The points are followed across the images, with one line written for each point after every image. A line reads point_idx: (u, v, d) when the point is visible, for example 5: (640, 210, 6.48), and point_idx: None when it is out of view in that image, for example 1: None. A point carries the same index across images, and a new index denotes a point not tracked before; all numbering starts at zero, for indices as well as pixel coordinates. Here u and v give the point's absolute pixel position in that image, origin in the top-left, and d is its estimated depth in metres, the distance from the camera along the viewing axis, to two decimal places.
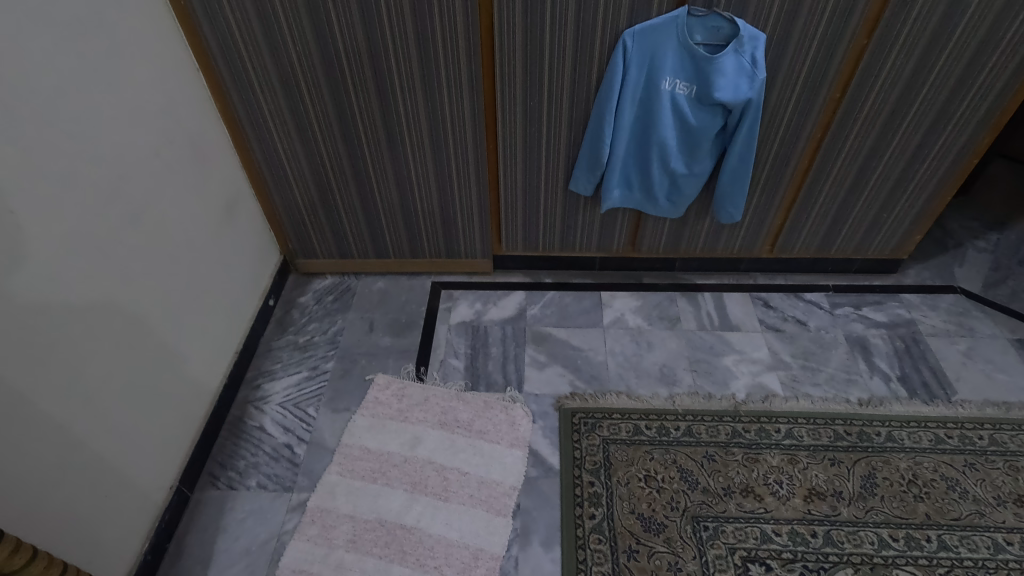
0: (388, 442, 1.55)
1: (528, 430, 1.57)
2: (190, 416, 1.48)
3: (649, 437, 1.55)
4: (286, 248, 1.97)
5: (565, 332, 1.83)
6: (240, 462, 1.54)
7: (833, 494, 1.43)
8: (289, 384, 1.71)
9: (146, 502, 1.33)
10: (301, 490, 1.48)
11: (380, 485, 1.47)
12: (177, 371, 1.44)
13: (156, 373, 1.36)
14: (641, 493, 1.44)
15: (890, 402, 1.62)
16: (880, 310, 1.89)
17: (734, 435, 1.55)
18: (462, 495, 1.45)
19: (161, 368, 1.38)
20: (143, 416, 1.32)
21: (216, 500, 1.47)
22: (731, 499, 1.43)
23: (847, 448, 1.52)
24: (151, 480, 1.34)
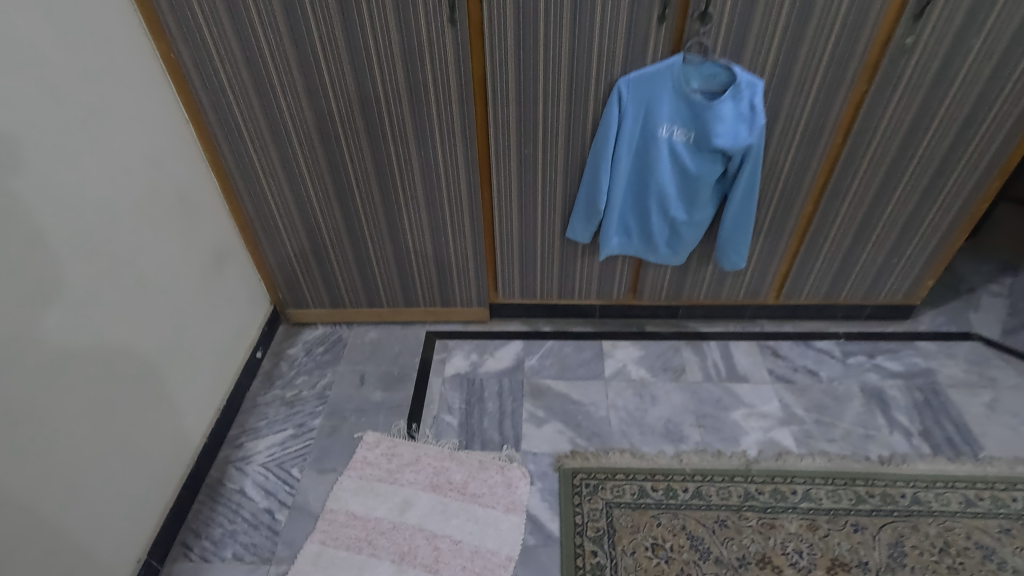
0: (376, 507, 1.45)
1: (526, 492, 1.47)
2: (164, 480, 1.39)
3: (655, 499, 1.45)
4: (276, 297, 1.91)
5: (565, 385, 1.75)
6: (216, 530, 1.43)
7: (858, 565, 1.31)
8: (273, 443, 1.61)
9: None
10: (280, 561, 1.36)
11: (365, 555, 1.36)
12: (153, 433, 1.35)
13: (130, 437, 1.27)
14: (649, 564, 1.33)
15: (913, 460, 1.52)
16: (895, 359, 1.80)
17: (746, 499, 1.44)
18: (453, 566, 1.33)
19: (137, 430, 1.29)
20: (113, 482, 1.23)
21: (187, 573, 1.35)
22: (746, 571, 1.31)
23: (870, 512, 1.41)
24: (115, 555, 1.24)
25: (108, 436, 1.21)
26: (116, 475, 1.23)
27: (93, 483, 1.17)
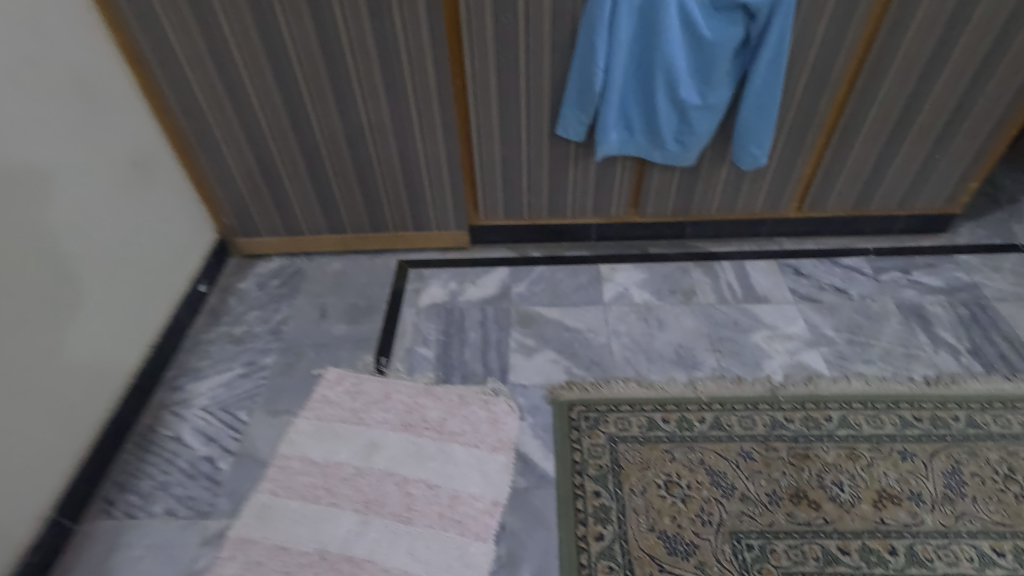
0: (337, 451, 1.22)
1: (514, 428, 1.25)
2: (75, 426, 1.14)
3: (667, 432, 1.23)
4: (220, 225, 1.63)
5: (558, 312, 1.51)
6: (145, 482, 1.19)
7: (910, 497, 1.10)
8: (217, 383, 1.37)
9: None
10: (220, 516, 1.13)
11: (323, 506, 1.13)
12: (55, 375, 1.09)
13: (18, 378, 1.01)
14: (662, 504, 1.11)
15: (964, 379, 1.30)
16: (933, 274, 1.57)
17: (772, 428, 1.22)
18: (429, 515, 1.11)
19: (29, 370, 1.04)
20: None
21: (108, 533, 1.11)
22: (778, 508, 1.10)
23: (919, 438, 1.20)
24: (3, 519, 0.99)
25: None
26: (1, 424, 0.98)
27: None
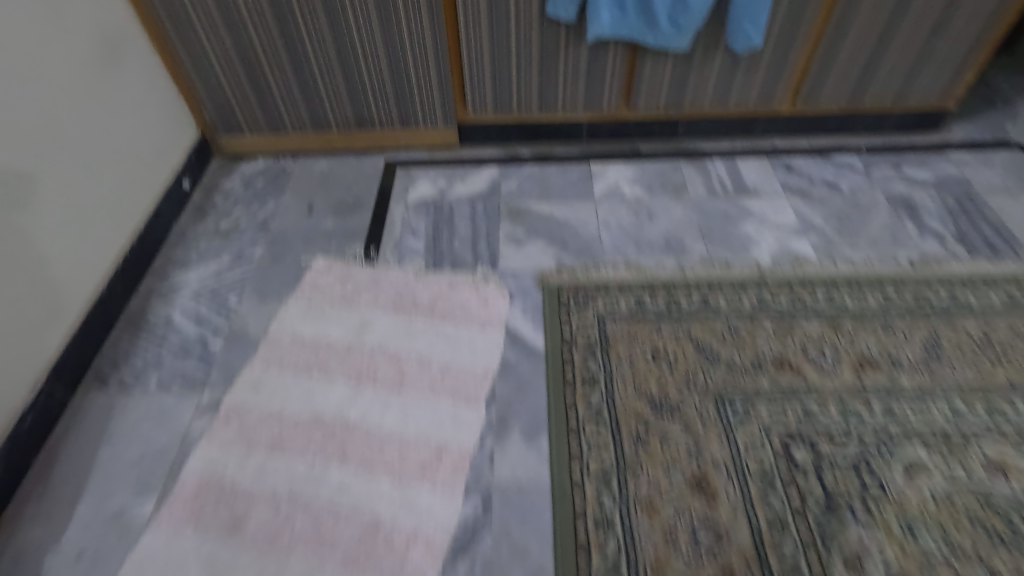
0: (329, 329, 1.22)
1: (504, 308, 1.26)
2: (69, 297, 1.14)
3: (655, 310, 1.24)
4: (202, 121, 1.58)
5: (549, 205, 1.50)
6: (137, 360, 1.19)
7: (889, 362, 1.13)
8: (206, 272, 1.36)
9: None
10: (215, 388, 1.14)
11: (316, 378, 1.14)
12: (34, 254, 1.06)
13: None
14: (649, 371, 1.14)
15: (949, 261, 1.32)
16: (924, 169, 1.57)
17: (758, 306, 1.24)
18: (421, 383, 1.13)
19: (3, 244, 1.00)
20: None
21: (102, 403, 1.12)
22: (762, 374, 1.12)
23: (901, 311, 1.22)
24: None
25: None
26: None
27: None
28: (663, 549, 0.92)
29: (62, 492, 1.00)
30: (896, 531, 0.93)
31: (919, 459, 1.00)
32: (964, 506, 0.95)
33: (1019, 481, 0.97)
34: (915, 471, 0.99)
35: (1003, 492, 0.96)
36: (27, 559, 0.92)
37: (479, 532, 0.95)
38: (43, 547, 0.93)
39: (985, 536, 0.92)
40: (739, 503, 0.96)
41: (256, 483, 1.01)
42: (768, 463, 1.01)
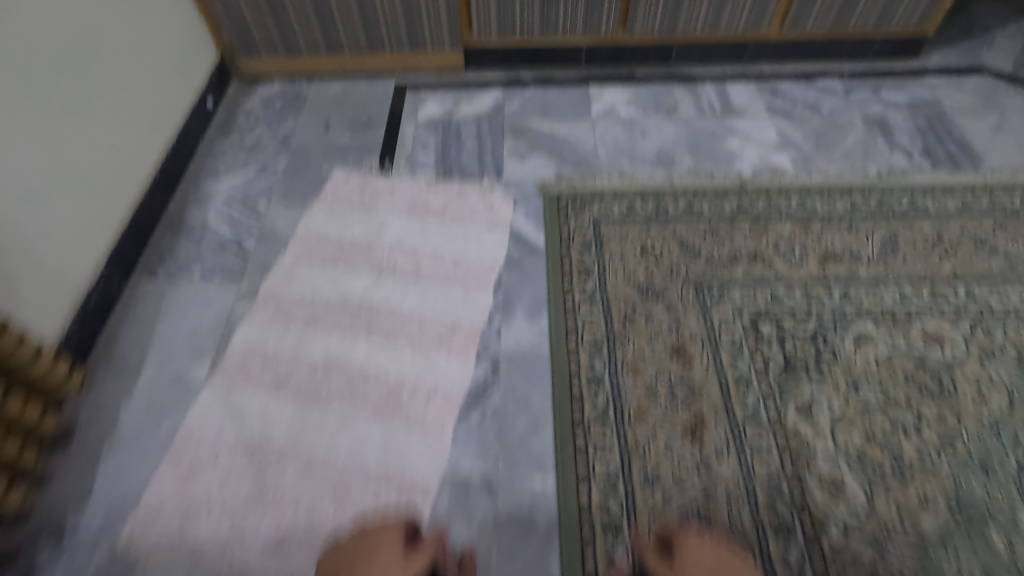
0: (351, 230, 1.36)
1: (509, 212, 1.39)
2: (121, 192, 1.28)
3: (644, 213, 1.38)
4: (221, 43, 1.67)
5: (549, 124, 1.61)
6: (180, 255, 1.32)
7: (850, 256, 1.28)
8: (235, 181, 1.48)
9: (60, 298, 1.11)
10: (252, 278, 1.28)
11: (342, 270, 1.29)
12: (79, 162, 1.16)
13: (42, 159, 1.08)
14: (638, 264, 1.28)
15: (913, 173, 1.45)
16: (900, 92, 1.68)
17: (738, 210, 1.38)
18: (436, 274, 1.28)
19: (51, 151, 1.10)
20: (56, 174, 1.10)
21: (153, 290, 1.26)
22: (737, 266, 1.27)
23: (866, 215, 1.36)
24: (56, 278, 1.10)
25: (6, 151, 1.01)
26: (33, 197, 1.06)
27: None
28: (645, 401, 1.08)
29: (128, 362, 1.15)
30: (842, 387, 1.09)
31: (867, 332, 1.16)
32: (902, 368, 1.11)
33: (951, 349, 1.14)
34: (863, 341, 1.15)
35: (936, 356, 1.13)
36: (105, 409, 1.09)
37: (489, 390, 1.11)
38: (118, 403, 1.10)
39: (917, 390, 1.09)
40: (710, 366, 1.12)
41: (295, 352, 1.16)
42: (738, 335, 1.17)
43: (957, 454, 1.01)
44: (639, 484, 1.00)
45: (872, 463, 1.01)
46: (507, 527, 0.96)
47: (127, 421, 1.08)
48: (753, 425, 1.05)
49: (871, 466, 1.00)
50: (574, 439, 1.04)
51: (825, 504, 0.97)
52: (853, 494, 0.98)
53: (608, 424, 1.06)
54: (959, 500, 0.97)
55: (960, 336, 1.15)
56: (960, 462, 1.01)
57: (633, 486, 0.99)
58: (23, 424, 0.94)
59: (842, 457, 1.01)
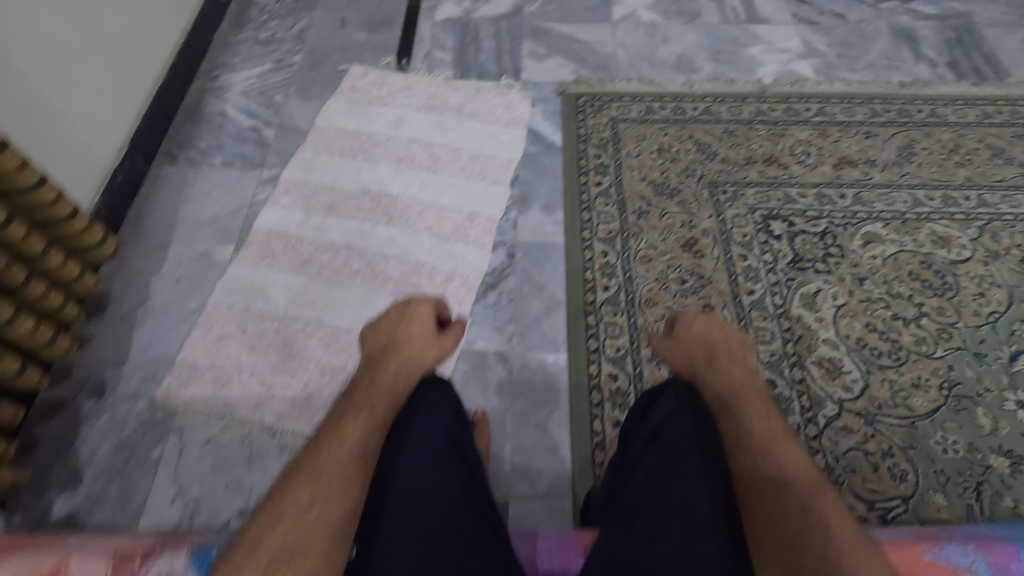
0: (369, 124, 1.36)
1: (527, 112, 1.39)
2: (146, 67, 1.30)
3: (662, 116, 1.37)
4: None
5: (569, 27, 1.58)
6: (201, 143, 1.34)
7: (865, 162, 1.29)
8: (251, 75, 1.47)
9: (74, 163, 1.10)
10: (272, 167, 1.30)
11: (361, 161, 1.30)
12: (80, 22, 1.12)
13: (65, 24, 1.08)
14: (653, 163, 1.29)
15: (936, 84, 1.43)
16: (931, 4, 1.63)
17: (756, 116, 1.37)
18: (453, 168, 1.29)
19: (61, 16, 1.07)
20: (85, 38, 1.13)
21: (176, 175, 1.29)
22: (752, 168, 1.28)
23: (884, 123, 1.36)
24: (68, 142, 1.09)
25: (32, 10, 1.01)
26: (60, 61, 1.07)
27: (7, 55, 0.97)
28: (655, 288, 1.12)
29: (156, 239, 1.20)
30: (847, 281, 1.13)
31: (876, 232, 1.19)
32: (907, 265, 1.14)
33: (957, 250, 1.16)
34: (871, 240, 1.18)
35: (942, 256, 1.16)
36: (138, 281, 1.14)
37: (505, 275, 1.15)
38: (149, 276, 1.15)
39: (919, 286, 1.12)
40: (720, 259, 1.16)
41: (317, 236, 1.20)
42: (748, 232, 1.19)
43: (952, 344, 1.06)
44: (646, 361, 1.05)
45: (870, 349, 1.06)
46: (521, 394, 1.02)
47: (158, 292, 1.13)
48: (759, 313, 1.10)
49: (868, 352, 1.05)
50: (586, 320, 1.09)
51: (822, 383, 1.02)
52: (850, 375, 1.03)
53: (619, 307, 1.10)
54: (950, 384, 1.02)
55: (967, 238, 1.18)
56: (955, 351, 1.05)
57: (641, 362, 1.05)
58: (54, 277, 0.95)
59: (841, 342, 1.06)
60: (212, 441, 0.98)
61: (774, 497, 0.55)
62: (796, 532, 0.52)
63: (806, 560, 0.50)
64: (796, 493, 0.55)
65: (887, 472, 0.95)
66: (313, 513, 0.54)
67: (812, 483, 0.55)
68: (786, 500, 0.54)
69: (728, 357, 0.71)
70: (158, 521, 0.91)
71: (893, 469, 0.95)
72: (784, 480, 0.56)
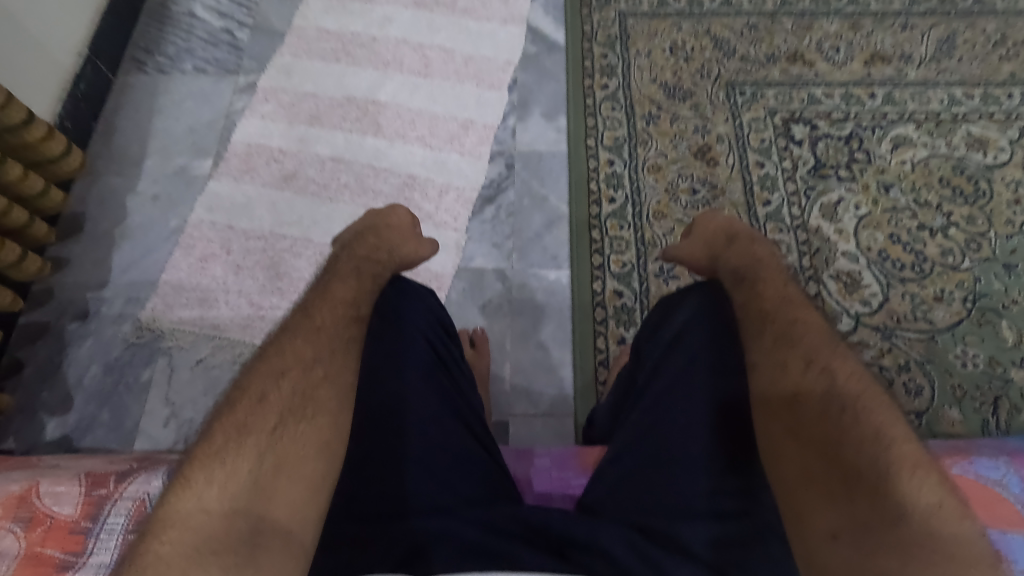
0: (352, 23, 1.23)
1: (526, 6, 1.25)
2: None
3: (677, 9, 1.23)
4: None
5: None
6: (169, 48, 1.22)
7: (900, 58, 1.16)
8: None
9: (22, 67, 0.99)
10: (249, 73, 1.18)
11: (345, 65, 1.19)
12: None
13: None
14: (665, 63, 1.17)
15: None
16: None
17: (781, 7, 1.23)
18: (446, 71, 1.18)
19: None
20: None
21: (145, 84, 1.18)
22: (774, 66, 1.16)
23: (924, 13, 1.21)
24: (14, 44, 0.97)
25: None
26: None
27: None
28: (665, 199, 1.05)
29: (129, 154, 1.12)
30: (872, 190, 1.05)
31: (907, 135, 1.09)
32: (938, 171, 1.06)
33: (994, 153, 1.07)
34: (900, 144, 1.08)
35: (976, 160, 1.06)
36: (113, 199, 1.07)
37: (504, 187, 1.07)
38: (124, 194, 1.08)
39: (950, 193, 1.04)
40: (736, 167, 1.07)
41: (301, 149, 1.11)
42: (768, 137, 1.10)
43: (981, 255, 0.99)
44: (654, 277, 0.99)
45: (892, 261, 0.99)
46: (521, 313, 0.97)
47: (136, 211, 1.07)
48: (774, 225, 1.03)
49: (890, 264, 0.99)
50: (590, 235, 1.02)
51: (839, 297, 0.97)
52: (869, 289, 0.97)
53: (625, 221, 1.03)
54: (975, 296, 0.96)
55: (1006, 140, 1.08)
56: (983, 262, 0.99)
57: (648, 279, 0.99)
58: (16, 191, 0.92)
59: (862, 255, 1.00)
60: (203, 363, 0.95)
61: (781, 353, 0.55)
62: (803, 382, 0.52)
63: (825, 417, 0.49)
64: (802, 348, 0.55)
65: (902, 386, 0.91)
66: (316, 371, 0.53)
67: (823, 336, 0.56)
68: (790, 356, 0.54)
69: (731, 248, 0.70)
70: (153, 443, 0.90)
71: (908, 384, 0.91)
72: (792, 335, 0.56)
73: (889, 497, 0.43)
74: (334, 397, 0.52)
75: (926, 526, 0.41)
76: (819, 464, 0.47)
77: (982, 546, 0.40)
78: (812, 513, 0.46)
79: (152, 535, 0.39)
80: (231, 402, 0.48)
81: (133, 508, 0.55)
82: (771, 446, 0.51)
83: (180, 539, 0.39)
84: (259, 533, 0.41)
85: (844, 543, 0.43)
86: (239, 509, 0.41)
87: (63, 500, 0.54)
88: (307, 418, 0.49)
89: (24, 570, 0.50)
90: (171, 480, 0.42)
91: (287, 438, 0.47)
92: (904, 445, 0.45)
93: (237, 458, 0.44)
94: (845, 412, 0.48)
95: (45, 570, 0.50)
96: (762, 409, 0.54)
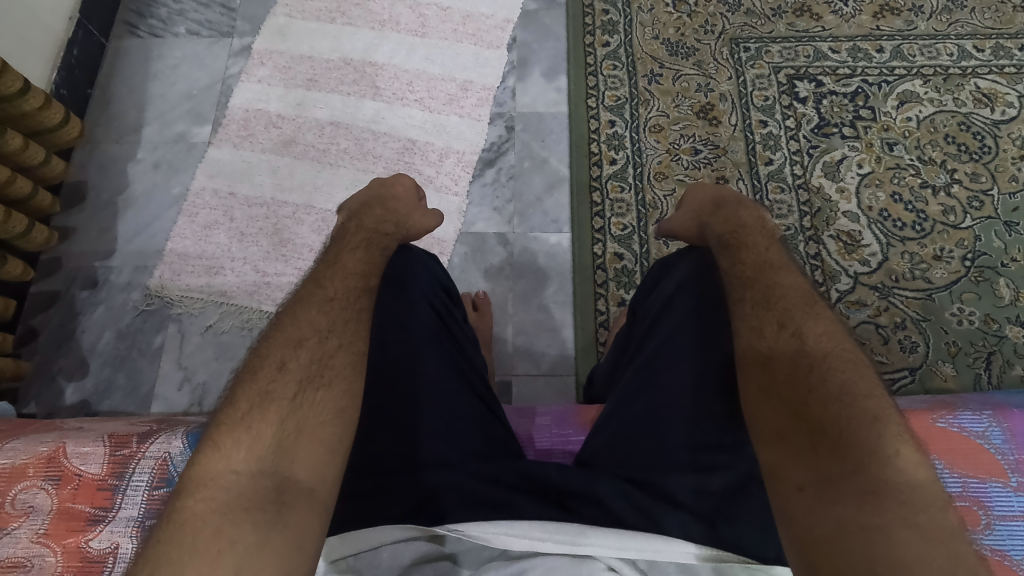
0: None
1: None
2: None
3: None
4: None
5: None
6: (160, 10, 1.19)
7: (910, 9, 1.13)
8: None
9: (14, 33, 0.97)
10: (243, 35, 1.16)
11: (340, 26, 1.16)
12: None
13: None
14: (668, 19, 1.15)
15: None
16: None
17: None
18: (443, 30, 1.15)
19: None
20: None
21: (138, 49, 1.16)
22: (780, 20, 1.13)
23: None
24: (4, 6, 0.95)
25: None
26: None
27: None
28: (666, 159, 1.04)
29: (127, 122, 1.11)
30: (876, 147, 1.04)
31: (913, 91, 1.07)
32: (943, 128, 1.04)
33: (1001, 109, 1.05)
34: (907, 100, 1.06)
35: (984, 116, 1.05)
36: (114, 167, 1.08)
37: (504, 150, 1.06)
38: (125, 163, 1.08)
39: (955, 150, 1.03)
40: (738, 126, 1.06)
41: (299, 113, 1.10)
42: (771, 94, 1.08)
43: (982, 212, 0.99)
44: (654, 239, 0.99)
45: (893, 220, 0.99)
46: (523, 277, 0.99)
47: (138, 179, 1.07)
48: (776, 184, 1.02)
49: (891, 224, 0.99)
50: (591, 197, 1.03)
51: (838, 257, 0.98)
52: (868, 248, 0.98)
53: (626, 182, 1.03)
54: (974, 254, 0.97)
55: (1014, 94, 1.06)
56: (984, 220, 0.99)
57: (648, 241, 0.99)
58: (17, 161, 0.92)
59: (862, 214, 1.00)
60: (213, 329, 0.97)
61: (759, 315, 0.56)
62: (777, 345, 0.53)
63: (801, 379, 0.50)
64: (778, 313, 0.56)
65: (898, 344, 0.93)
66: (331, 341, 0.54)
67: (801, 299, 0.57)
68: (766, 319, 0.56)
69: (721, 213, 0.70)
70: (169, 406, 0.93)
71: (904, 342, 0.93)
72: (770, 298, 0.57)
73: (850, 449, 0.45)
74: (348, 363, 0.53)
75: (882, 477, 0.42)
76: (789, 422, 0.49)
77: (934, 491, 0.42)
78: (781, 466, 0.47)
79: (187, 493, 0.42)
80: (252, 370, 0.50)
81: (156, 468, 0.57)
82: (747, 403, 0.53)
83: (212, 497, 0.41)
84: (284, 491, 0.43)
85: (809, 494, 0.44)
86: (264, 470, 0.44)
87: (89, 460, 0.57)
88: (324, 386, 0.51)
89: (61, 524, 0.54)
90: (201, 442, 0.44)
91: (306, 405, 0.48)
92: (865, 402, 0.47)
93: (262, 423, 0.46)
94: (813, 372, 0.50)
95: (80, 524, 0.55)
96: (739, 370, 0.55)
